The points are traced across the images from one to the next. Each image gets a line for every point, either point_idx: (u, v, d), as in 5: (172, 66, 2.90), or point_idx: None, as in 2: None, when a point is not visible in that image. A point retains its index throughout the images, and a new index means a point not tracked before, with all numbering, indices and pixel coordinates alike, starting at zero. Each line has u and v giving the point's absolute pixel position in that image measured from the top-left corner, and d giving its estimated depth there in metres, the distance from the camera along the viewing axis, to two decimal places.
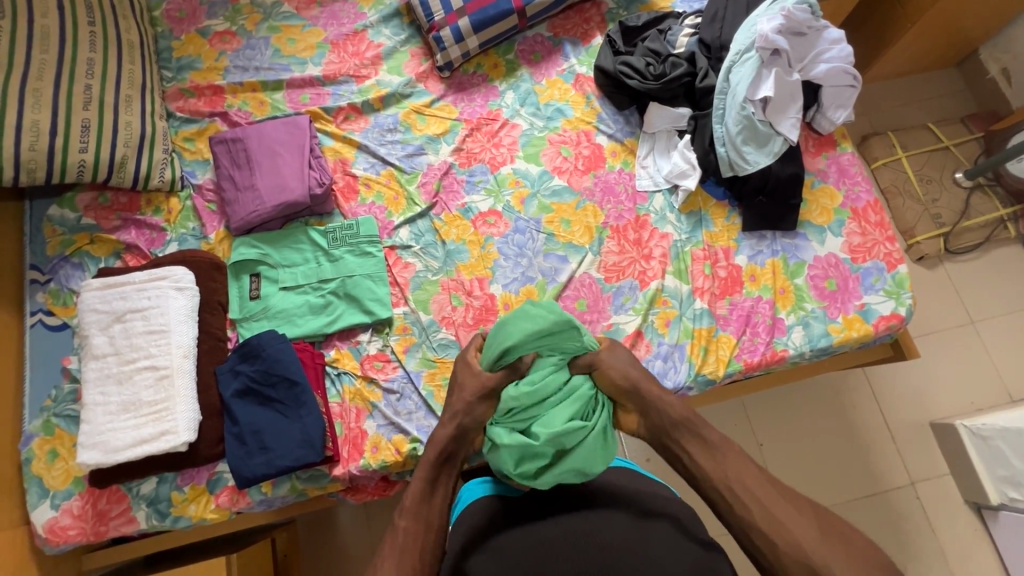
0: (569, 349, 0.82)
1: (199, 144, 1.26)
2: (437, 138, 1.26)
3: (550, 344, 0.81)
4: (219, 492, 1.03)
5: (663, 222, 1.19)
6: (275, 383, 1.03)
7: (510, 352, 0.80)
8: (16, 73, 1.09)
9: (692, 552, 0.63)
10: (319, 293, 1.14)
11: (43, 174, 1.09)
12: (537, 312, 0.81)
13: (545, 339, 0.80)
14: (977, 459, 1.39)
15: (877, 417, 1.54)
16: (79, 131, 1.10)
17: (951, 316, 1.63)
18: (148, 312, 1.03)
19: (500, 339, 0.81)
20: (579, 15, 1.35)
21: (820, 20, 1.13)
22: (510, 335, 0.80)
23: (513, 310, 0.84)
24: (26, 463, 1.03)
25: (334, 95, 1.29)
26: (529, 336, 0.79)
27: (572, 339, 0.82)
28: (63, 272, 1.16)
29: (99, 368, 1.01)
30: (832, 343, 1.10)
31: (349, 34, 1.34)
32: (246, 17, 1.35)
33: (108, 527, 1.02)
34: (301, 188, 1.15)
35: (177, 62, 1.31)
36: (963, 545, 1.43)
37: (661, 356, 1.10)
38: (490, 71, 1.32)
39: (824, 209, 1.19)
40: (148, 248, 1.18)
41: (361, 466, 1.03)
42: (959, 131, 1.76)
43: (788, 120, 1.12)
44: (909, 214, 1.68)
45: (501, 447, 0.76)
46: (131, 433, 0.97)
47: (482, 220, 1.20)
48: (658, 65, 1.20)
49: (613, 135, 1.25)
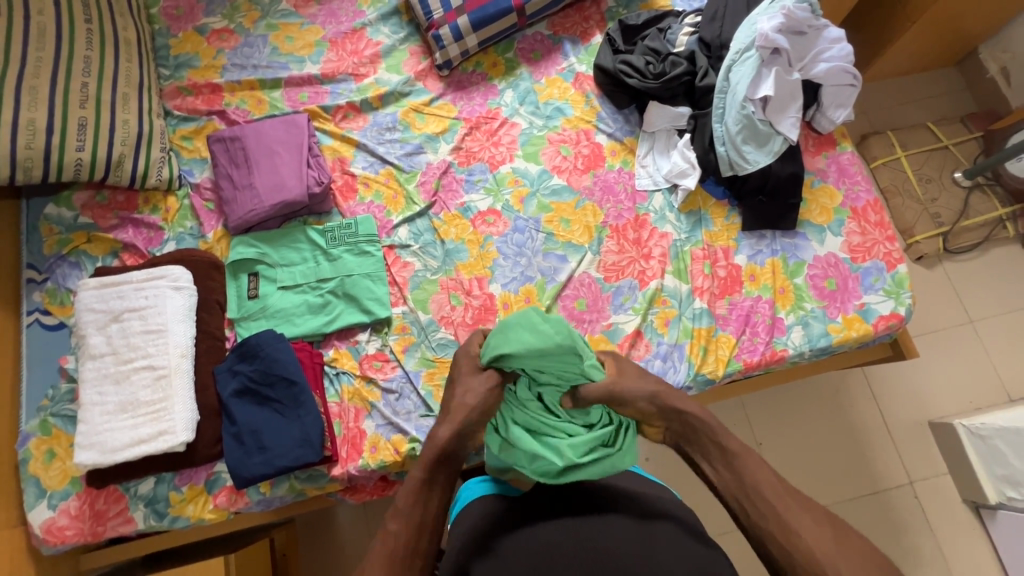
0: (563, 375, 0.75)
1: (197, 143, 1.25)
2: (436, 137, 1.26)
3: (543, 366, 0.74)
4: (217, 492, 1.02)
5: (663, 222, 1.18)
6: (274, 383, 1.03)
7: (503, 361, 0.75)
8: (12, 71, 1.08)
9: (692, 553, 0.63)
10: (318, 293, 1.13)
11: (39, 172, 1.08)
12: (545, 327, 0.74)
13: (544, 358, 0.73)
14: (976, 458, 1.39)
15: (875, 416, 1.54)
16: (76, 129, 1.10)
17: (950, 316, 1.64)
18: (146, 311, 1.03)
19: (496, 344, 0.75)
20: (578, 14, 1.34)
21: (821, 19, 1.13)
22: (507, 344, 0.75)
23: (517, 316, 0.77)
24: (23, 463, 1.03)
25: (332, 93, 1.29)
26: (527, 352, 0.73)
27: (570, 365, 0.74)
28: (60, 271, 1.15)
29: (96, 368, 1.00)
30: (832, 343, 1.10)
31: (347, 32, 1.33)
32: (244, 15, 1.34)
33: (106, 527, 1.02)
34: (299, 187, 1.14)
35: (175, 60, 1.30)
36: (961, 544, 1.43)
37: (660, 355, 1.10)
38: (489, 69, 1.31)
39: (824, 208, 1.18)
40: (146, 247, 1.17)
41: (360, 466, 1.03)
42: (958, 130, 1.76)
43: (788, 119, 1.11)
44: (908, 213, 1.68)
45: (514, 447, 0.73)
46: (129, 433, 0.97)
47: (481, 219, 1.19)
48: (658, 64, 1.20)
49: (613, 134, 1.25)
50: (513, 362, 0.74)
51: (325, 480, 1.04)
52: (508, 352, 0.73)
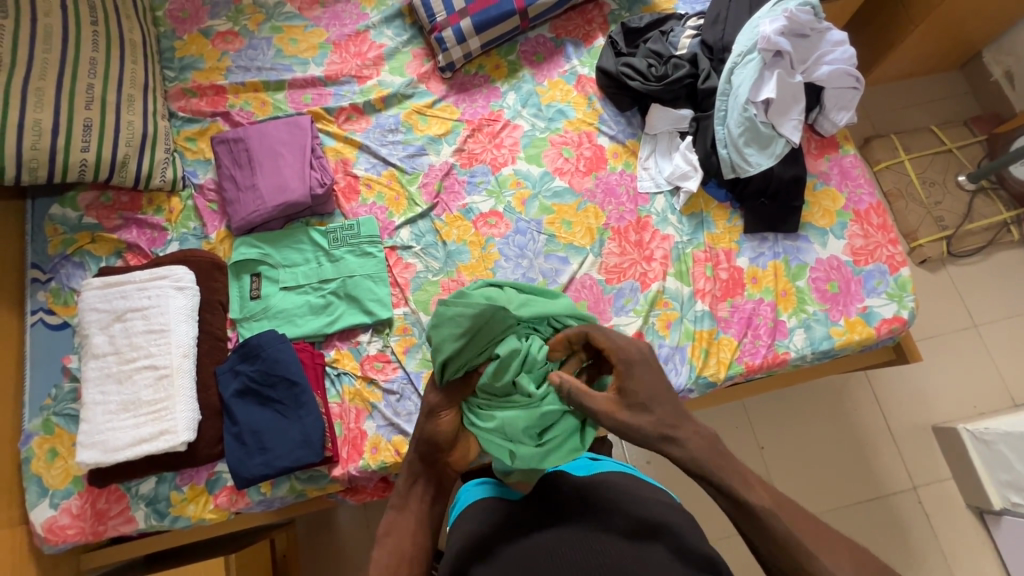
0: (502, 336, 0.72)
1: (201, 144, 1.26)
2: (438, 139, 1.26)
3: (480, 341, 0.71)
4: (218, 492, 1.03)
5: (665, 224, 1.18)
6: (275, 383, 1.03)
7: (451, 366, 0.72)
8: (18, 72, 1.09)
9: (692, 556, 0.63)
10: (319, 293, 1.14)
11: (44, 173, 1.09)
12: (455, 310, 0.71)
13: (476, 336, 0.71)
14: (980, 463, 1.38)
15: (878, 420, 1.53)
16: (81, 130, 1.10)
17: (954, 320, 1.63)
18: (148, 311, 1.03)
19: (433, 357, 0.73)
20: (581, 17, 1.35)
21: (823, 21, 1.13)
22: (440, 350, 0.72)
23: (431, 315, 0.73)
24: (25, 462, 1.03)
25: (336, 95, 1.29)
26: (458, 341, 0.70)
27: (500, 326, 0.72)
28: (64, 271, 1.16)
29: (99, 367, 1.01)
30: (834, 346, 1.10)
31: (351, 34, 1.34)
32: (248, 17, 1.35)
33: (107, 526, 1.02)
34: (302, 189, 1.14)
35: (180, 62, 1.31)
36: (966, 550, 1.42)
37: (661, 357, 1.10)
38: (492, 72, 1.32)
39: (827, 211, 1.18)
40: (149, 247, 1.18)
41: (360, 467, 1.03)
42: (962, 134, 1.75)
43: (790, 122, 1.11)
44: (912, 217, 1.67)
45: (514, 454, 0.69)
46: (131, 432, 0.97)
47: (483, 221, 1.19)
48: (660, 66, 1.20)
49: (615, 137, 1.25)
50: (459, 361, 0.72)
51: (325, 481, 1.04)
52: (448, 355, 0.71)
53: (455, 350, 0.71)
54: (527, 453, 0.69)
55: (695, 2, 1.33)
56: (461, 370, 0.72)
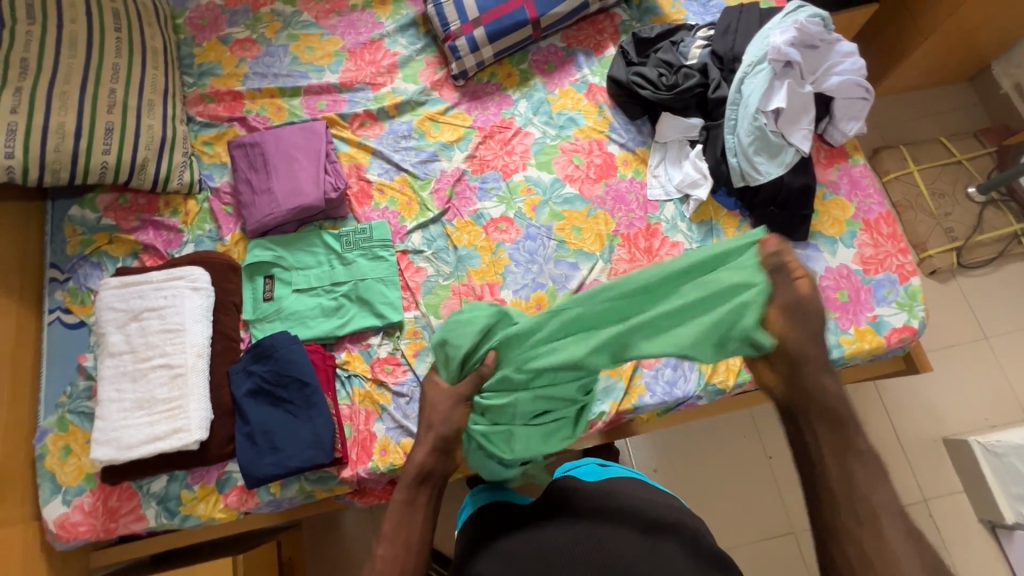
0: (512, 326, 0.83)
1: (217, 148, 1.28)
2: (450, 145, 1.28)
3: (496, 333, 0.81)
4: (228, 491, 1.03)
5: (674, 231, 1.19)
6: (287, 384, 1.04)
7: (472, 358, 0.79)
8: (44, 76, 1.11)
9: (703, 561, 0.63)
10: (331, 296, 1.15)
11: (66, 175, 1.11)
12: (469, 312, 0.80)
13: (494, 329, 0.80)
14: (991, 476, 1.37)
15: (888, 431, 1.52)
16: (103, 134, 1.13)
17: (965, 332, 1.62)
18: (165, 311, 1.05)
19: (453, 354, 0.78)
20: (593, 27, 1.37)
21: (833, 33, 1.14)
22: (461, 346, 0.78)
23: (443, 323, 0.80)
24: (40, 458, 1.05)
25: (350, 102, 1.32)
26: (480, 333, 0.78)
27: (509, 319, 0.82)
28: (82, 270, 1.18)
29: (115, 365, 1.02)
30: (843, 354, 1.10)
31: (366, 42, 1.36)
32: (266, 25, 1.38)
33: (118, 524, 1.03)
34: (316, 193, 1.16)
35: (199, 68, 1.34)
36: (978, 565, 1.40)
37: (670, 364, 1.10)
38: (504, 80, 1.34)
39: (836, 220, 1.19)
40: (165, 248, 1.20)
41: (369, 469, 1.03)
42: (971, 145, 1.76)
43: (800, 131, 1.12)
44: (921, 227, 1.67)
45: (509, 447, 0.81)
46: (145, 430, 0.98)
47: (494, 226, 1.21)
48: (670, 75, 1.22)
49: (625, 144, 1.26)
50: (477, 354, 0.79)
51: (334, 483, 1.04)
52: (467, 349, 0.77)
53: (473, 344, 0.77)
54: (525, 440, 0.82)
55: (705, 13, 1.34)
56: (480, 362, 0.79)
